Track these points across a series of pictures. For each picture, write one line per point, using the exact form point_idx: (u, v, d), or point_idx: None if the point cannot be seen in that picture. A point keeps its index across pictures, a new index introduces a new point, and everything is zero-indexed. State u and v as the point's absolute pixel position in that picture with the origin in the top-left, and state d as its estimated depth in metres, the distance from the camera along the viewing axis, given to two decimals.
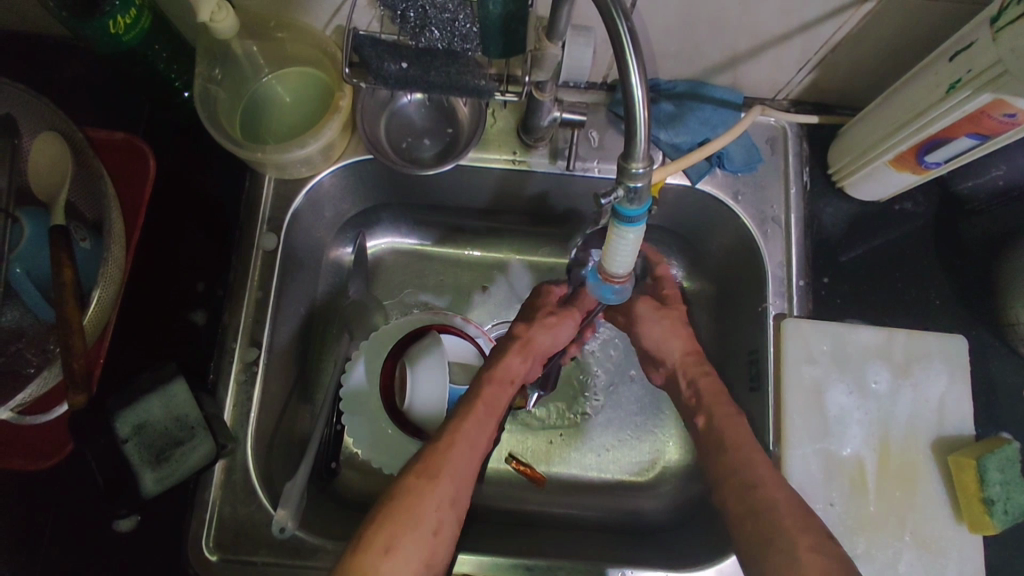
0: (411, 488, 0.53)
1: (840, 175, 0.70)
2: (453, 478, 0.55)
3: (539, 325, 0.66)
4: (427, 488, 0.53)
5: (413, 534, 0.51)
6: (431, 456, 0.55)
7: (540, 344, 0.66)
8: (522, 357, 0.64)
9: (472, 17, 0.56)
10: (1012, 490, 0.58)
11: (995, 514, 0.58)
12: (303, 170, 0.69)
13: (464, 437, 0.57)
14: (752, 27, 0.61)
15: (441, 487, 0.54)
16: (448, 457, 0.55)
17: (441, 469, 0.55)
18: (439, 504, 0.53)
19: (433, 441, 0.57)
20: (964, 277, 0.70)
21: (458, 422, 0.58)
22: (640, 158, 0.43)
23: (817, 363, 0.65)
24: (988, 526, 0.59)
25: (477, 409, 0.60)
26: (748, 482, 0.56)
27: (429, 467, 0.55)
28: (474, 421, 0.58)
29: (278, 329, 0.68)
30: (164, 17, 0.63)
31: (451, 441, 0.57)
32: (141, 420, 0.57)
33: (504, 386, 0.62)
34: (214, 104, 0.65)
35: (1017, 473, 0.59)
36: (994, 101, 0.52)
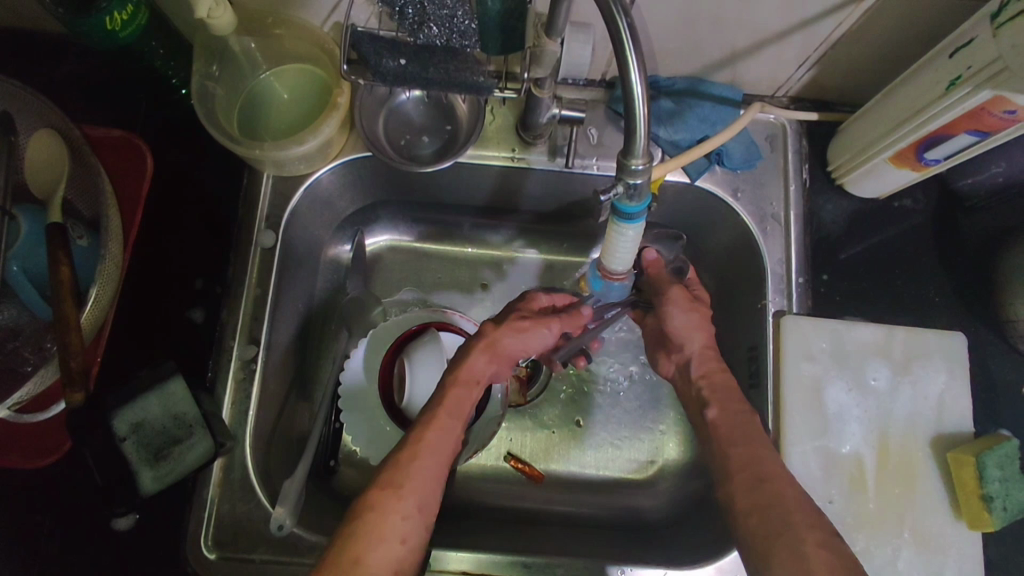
0: (375, 502, 0.50)
1: (840, 172, 0.70)
2: (420, 487, 0.52)
3: (509, 326, 0.62)
4: (392, 499, 0.50)
5: (379, 546, 0.48)
6: (393, 468, 0.52)
7: (508, 346, 0.62)
8: (488, 357, 0.61)
9: (471, 13, 0.55)
10: (1011, 486, 0.59)
11: (995, 511, 0.58)
12: (302, 167, 0.68)
13: (429, 447, 0.54)
14: (751, 23, 0.61)
15: (406, 498, 0.50)
16: (410, 468, 0.52)
17: (407, 478, 0.52)
18: (407, 514, 0.50)
19: (395, 453, 0.54)
20: (963, 274, 0.69)
21: (422, 430, 0.55)
22: (639, 155, 0.44)
23: (817, 360, 0.65)
24: (987, 523, 0.59)
25: (440, 415, 0.56)
26: (755, 477, 0.55)
27: (393, 477, 0.51)
28: (438, 427, 0.55)
29: (276, 327, 0.68)
30: (162, 14, 0.63)
31: (415, 452, 0.53)
32: (139, 418, 0.57)
33: (471, 389, 0.59)
34: (212, 102, 0.65)
35: (1016, 470, 0.59)
36: (994, 98, 0.51)
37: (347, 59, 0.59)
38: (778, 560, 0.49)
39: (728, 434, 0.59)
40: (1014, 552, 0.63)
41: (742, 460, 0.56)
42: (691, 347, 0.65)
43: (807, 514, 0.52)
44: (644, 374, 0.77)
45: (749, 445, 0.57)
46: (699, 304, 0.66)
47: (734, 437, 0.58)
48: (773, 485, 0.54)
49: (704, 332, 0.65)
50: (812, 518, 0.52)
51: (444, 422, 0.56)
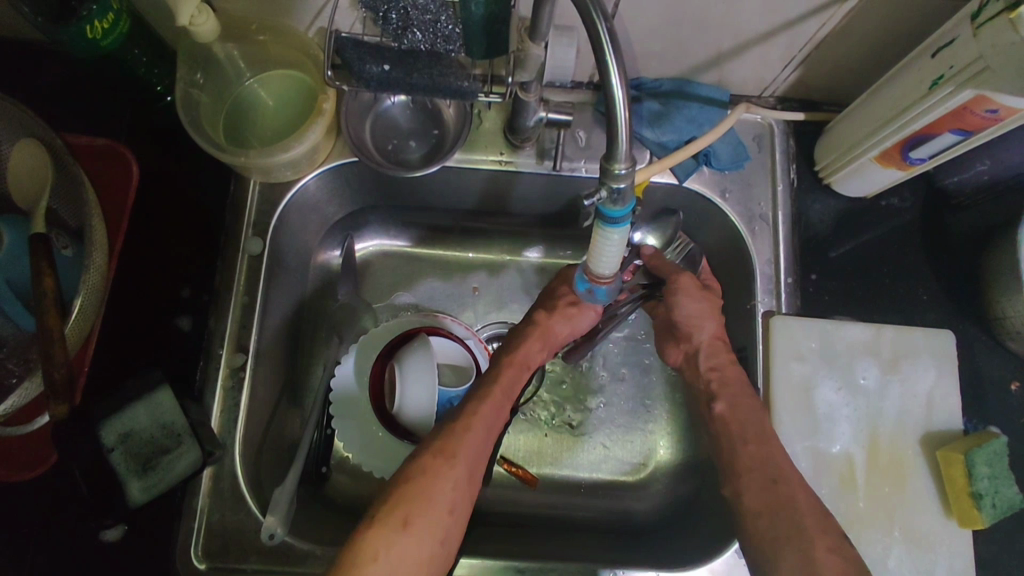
0: (428, 467, 0.52)
1: (827, 172, 0.70)
2: (471, 457, 0.54)
3: (560, 314, 0.65)
4: (444, 466, 0.52)
5: (429, 512, 0.49)
6: (449, 436, 0.54)
7: (558, 333, 0.65)
8: (541, 345, 0.64)
9: (453, 18, 0.57)
10: (999, 483, 0.59)
11: (984, 508, 0.59)
12: (289, 173, 0.68)
13: (481, 421, 0.56)
14: (735, 24, 0.61)
15: (458, 467, 0.52)
16: (465, 440, 0.54)
17: (460, 447, 0.54)
18: (458, 481, 0.52)
19: (450, 421, 0.56)
20: (951, 272, 0.70)
21: (476, 404, 0.57)
22: (622, 159, 0.44)
23: (805, 360, 0.65)
24: (977, 521, 0.59)
25: (494, 393, 0.59)
26: (767, 479, 0.55)
27: (450, 444, 0.53)
28: (491, 405, 0.57)
29: (264, 334, 0.67)
30: (143, 22, 0.62)
31: (468, 425, 0.55)
32: (128, 428, 0.57)
33: (523, 371, 0.62)
34: (196, 109, 0.64)
35: (1004, 466, 0.59)
36: (976, 97, 0.52)
37: (331, 65, 0.59)
38: (786, 562, 0.50)
39: (739, 432, 0.59)
40: (1005, 548, 0.63)
41: (755, 459, 0.57)
42: (700, 335, 0.66)
43: (822, 521, 0.53)
44: (635, 376, 0.77)
45: (763, 444, 0.58)
46: (709, 292, 0.67)
47: (747, 435, 0.59)
48: (782, 490, 0.54)
49: (714, 320, 0.66)
50: (800, 518, 0.52)
51: (496, 399, 0.58)
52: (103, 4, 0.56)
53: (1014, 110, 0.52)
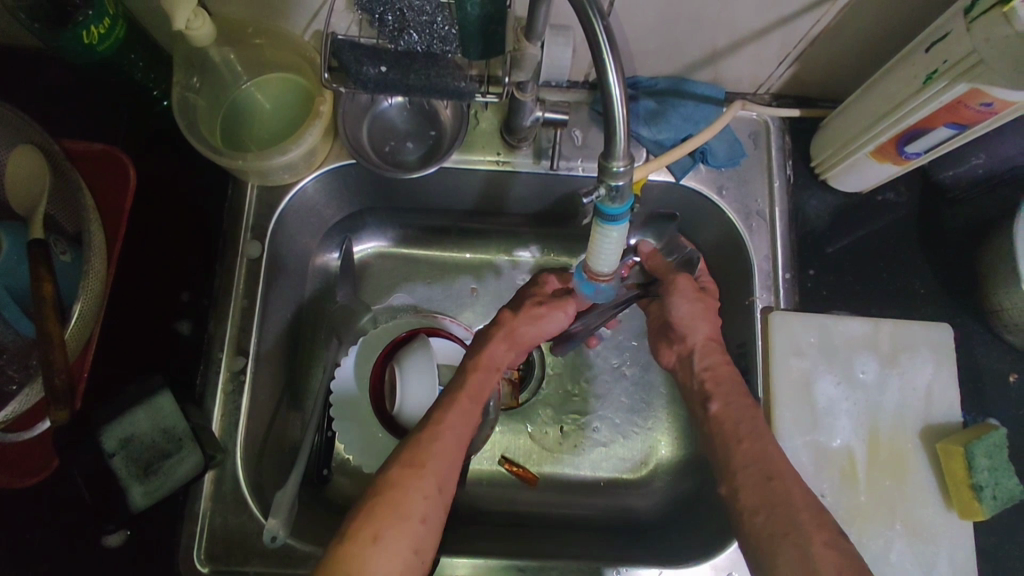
0: (396, 479, 0.51)
1: (823, 167, 0.71)
2: (440, 467, 0.52)
3: (525, 313, 0.63)
4: (413, 477, 0.51)
5: (400, 525, 0.48)
6: (415, 446, 0.53)
7: (526, 334, 0.63)
8: (507, 345, 0.62)
9: (450, 19, 0.56)
10: (1000, 476, 0.59)
11: (984, 500, 0.59)
12: (287, 176, 0.68)
13: (448, 428, 0.55)
14: (730, 22, 0.62)
15: (427, 477, 0.51)
16: (432, 449, 0.53)
17: (428, 458, 0.53)
18: (428, 492, 0.51)
19: (417, 432, 0.55)
20: (948, 265, 0.70)
21: (442, 412, 0.56)
22: (620, 157, 0.44)
23: (805, 355, 0.65)
24: (978, 512, 0.59)
25: (461, 398, 0.58)
26: (768, 473, 0.55)
27: (417, 456, 0.52)
28: (458, 410, 0.56)
29: (264, 338, 0.67)
30: (139, 26, 0.62)
31: (435, 434, 0.54)
32: (128, 433, 0.57)
33: (490, 375, 0.60)
34: (194, 113, 0.64)
35: (1004, 458, 0.59)
36: (969, 91, 0.52)
37: (328, 68, 0.60)
38: (782, 557, 0.50)
39: (736, 427, 0.59)
40: (1006, 540, 0.64)
41: (752, 454, 0.57)
42: (694, 338, 0.65)
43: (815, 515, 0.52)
44: (635, 374, 0.78)
45: (765, 439, 0.58)
46: (705, 295, 0.66)
47: (744, 430, 0.59)
48: (786, 484, 0.54)
49: (709, 323, 0.65)
50: (803, 512, 0.52)
51: (464, 406, 0.57)
52: (100, 9, 0.56)
53: (1008, 103, 0.52)
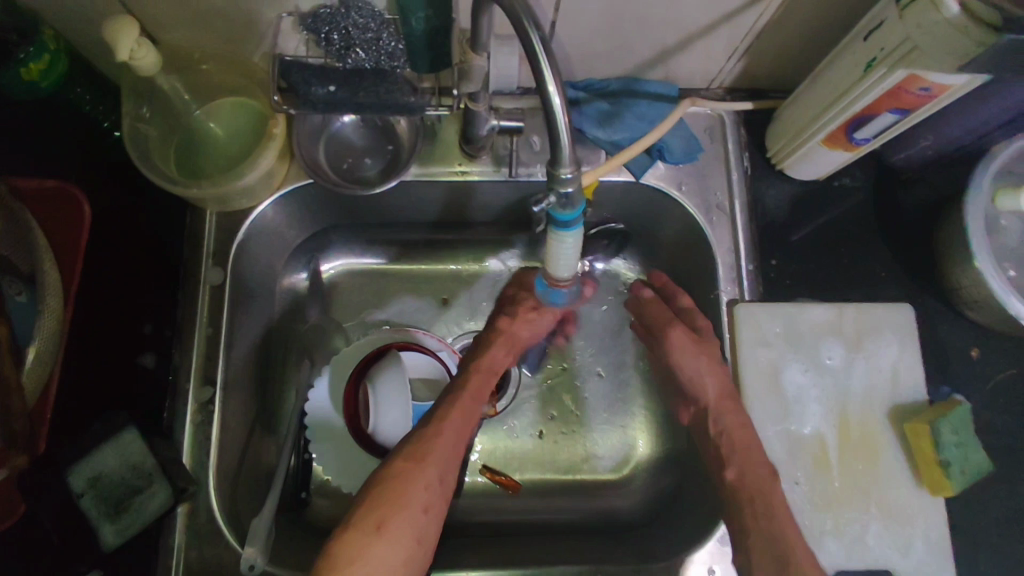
0: (399, 473, 0.54)
1: (778, 158, 0.71)
2: (441, 461, 0.56)
3: (521, 318, 0.67)
4: (415, 470, 0.54)
5: (402, 514, 0.52)
6: (419, 442, 0.57)
7: (521, 337, 0.67)
8: (506, 349, 0.66)
9: (396, 34, 0.58)
10: (965, 448, 0.61)
11: (952, 474, 0.60)
12: (246, 201, 0.68)
13: (450, 424, 0.58)
14: (675, 20, 0.62)
15: (428, 471, 0.55)
16: (435, 443, 0.57)
17: (431, 453, 0.56)
18: (431, 485, 0.54)
19: (420, 428, 0.58)
20: (907, 247, 0.71)
21: (445, 409, 0.59)
22: (567, 164, 0.44)
23: (771, 345, 0.66)
24: (948, 488, 0.61)
25: (464, 397, 0.61)
26: None
27: (420, 450, 0.56)
28: (460, 408, 0.60)
29: (232, 364, 0.67)
30: (83, 59, 0.62)
31: (438, 429, 0.58)
32: (96, 472, 0.56)
33: (490, 378, 0.64)
34: (145, 143, 0.63)
35: (967, 430, 0.61)
36: (908, 76, 0.53)
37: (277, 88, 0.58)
38: None
39: None
40: (978, 513, 0.65)
41: None
42: (706, 396, 0.65)
43: None
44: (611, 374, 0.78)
45: None
46: (704, 342, 0.66)
47: None
48: None
49: (718, 374, 0.65)
50: None
51: (465, 405, 0.60)
52: (40, 45, 0.56)
53: (945, 87, 0.52)
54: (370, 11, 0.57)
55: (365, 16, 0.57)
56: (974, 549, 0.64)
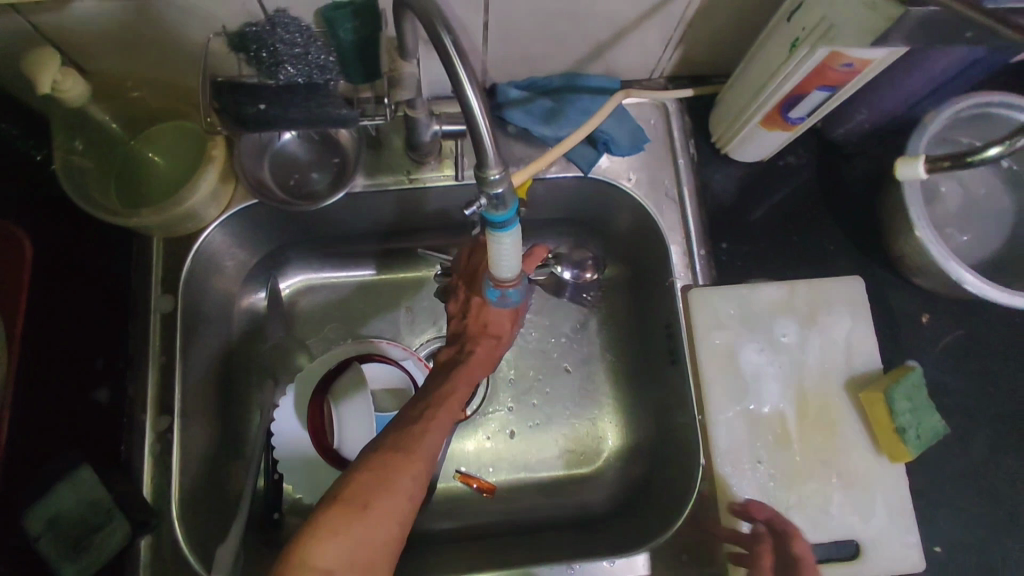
0: (389, 461, 0.54)
1: (722, 142, 0.72)
2: (428, 456, 0.56)
3: (500, 334, 0.68)
4: (405, 461, 0.55)
5: (388, 497, 0.52)
6: (409, 436, 0.57)
7: (499, 352, 0.68)
8: (486, 366, 0.67)
9: (324, 47, 0.56)
10: (920, 415, 0.62)
11: (908, 441, 0.61)
12: (191, 225, 0.67)
13: (438, 423, 0.59)
14: (605, 14, 0.61)
15: (416, 463, 0.55)
16: (423, 439, 0.57)
17: (419, 447, 0.56)
18: (417, 476, 0.54)
19: (407, 426, 0.59)
20: (850, 219, 0.74)
21: (433, 410, 0.60)
22: (493, 165, 0.43)
23: (726, 327, 0.66)
24: (904, 453, 0.62)
25: (449, 402, 0.62)
26: None
27: (409, 442, 0.56)
28: (446, 411, 0.61)
29: (189, 391, 0.67)
30: (8, 93, 0.61)
31: (427, 427, 0.58)
32: (53, 512, 0.54)
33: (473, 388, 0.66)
34: (80, 176, 0.62)
35: (923, 398, 0.62)
36: (830, 54, 0.53)
37: None
38: None
39: None
40: (929, 469, 0.68)
41: None
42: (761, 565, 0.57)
43: None
44: (578, 369, 0.78)
45: None
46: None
47: None
48: None
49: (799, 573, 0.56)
50: None
51: (451, 409, 0.62)
52: None
53: (866, 61, 0.52)
54: (297, 26, 0.56)
55: (292, 31, 0.56)
56: (924, 501, 0.68)
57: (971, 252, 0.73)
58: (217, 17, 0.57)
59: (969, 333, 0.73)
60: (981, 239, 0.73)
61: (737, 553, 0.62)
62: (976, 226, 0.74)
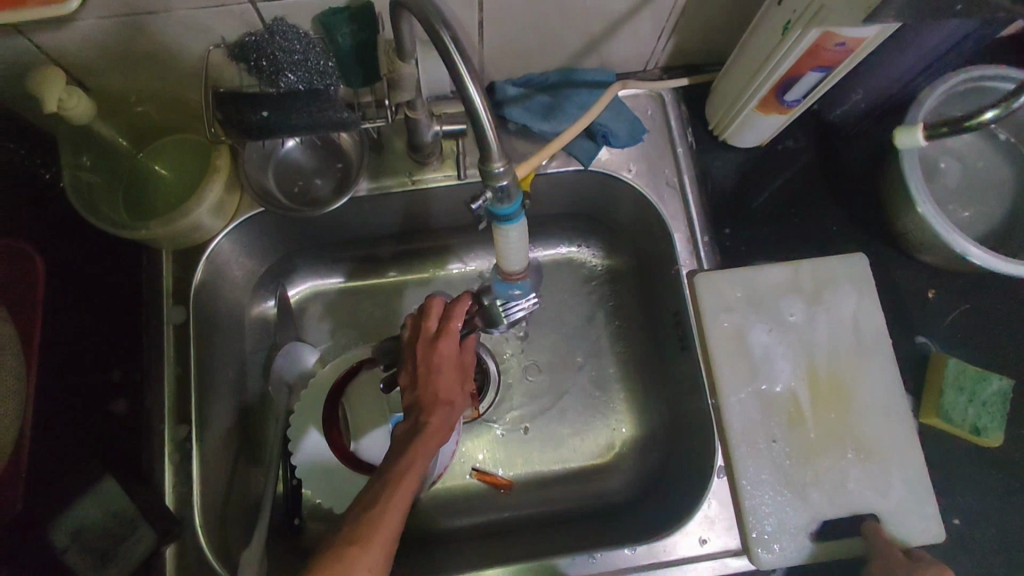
0: (341, 555, 0.45)
1: (720, 129, 0.73)
2: (388, 538, 0.47)
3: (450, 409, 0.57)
4: (361, 551, 0.45)
5: None
6: (363, 519, 0.47)
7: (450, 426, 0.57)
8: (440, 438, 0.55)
9: (324, 52, 0.57)
10: (970, 393, 0.67)
11: (946, 403, 0.67)
12: (198, 236, 0.67)
13: (398, 499, 0.49)
14: (596, 7, 0.62)
15: (374, 551, 0.46)
16: (383, 519, 0.47)
17: (376, 531, 0.47)
18: (375, 567, 0.45)
19: (363, 506, 0.49)
20: (850, 201, 0.75)
21: (389, 485, 0.50)
22: (497, 158, 0.44)
23: (734, 310, 0.67)
24: (933, 414, 0.68)
25: (409, 471, 0.51)
26: None
27: (363, 529, 0.47)
28: (405, 482, 0.50)
29: (205, 401, 0.67)
30: (14, 110, 0.61)
31: (384, 506, 0.48)
32: (77, 525, 0.54)
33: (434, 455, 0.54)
34: (88, 192, 0.63)
35: (969, 374, 0.67)
36: (823, 35, 0.53)
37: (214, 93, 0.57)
38: None
39: None
40: (942, 442, 0.69)
41: None
42: None
43: None
44: (590, 362, 0.78)
45: None
46: None
47: None
48: None
49: None
50: None
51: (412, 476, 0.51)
52: None
53: (859, 39, 0.53)
54: (294, 33, 0.57)
55: (291, 38, 0.57)
56: (938, 474, 0.68)
57: (973, 226, 0.73)
58: (216, 28, 0.58)
59: (975, 306, 0.73)
60: (984, 213, 0.73)
61: (758, 532, 0.62)
62: (978, 200, 0.74)
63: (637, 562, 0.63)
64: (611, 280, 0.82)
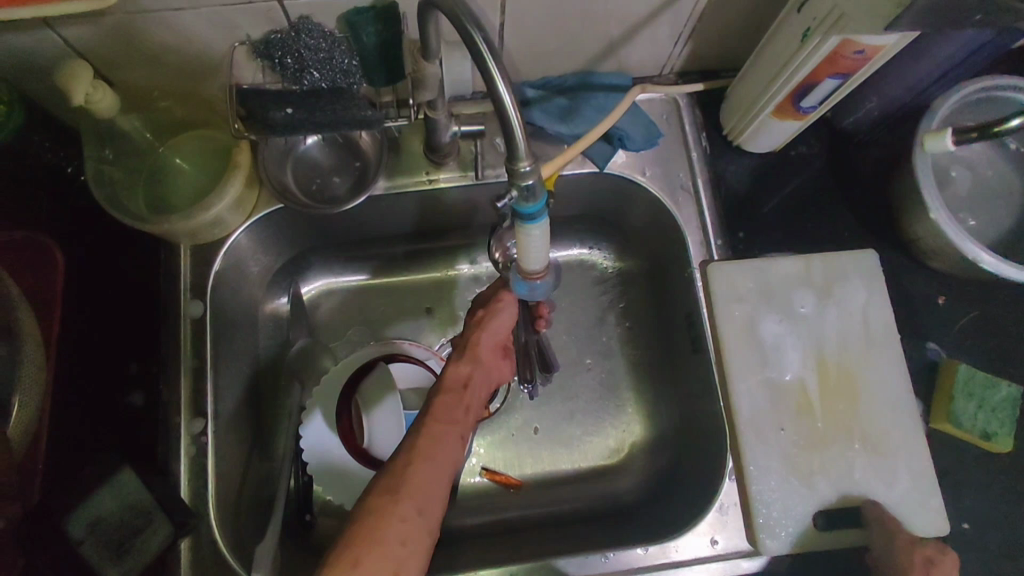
0: (375, 507, 0.46)
1: (734, 134, 0.74)
2: (417, 485, 0.48)
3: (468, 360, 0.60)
4: (391, 502, 0.46)
5: (378, 550, 0.44)
6: (394, 471, 0.49)
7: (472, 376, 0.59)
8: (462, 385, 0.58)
9: (348, 51, 0.58)
10: (980, 401, 0.68)
11: (957, 410, 0.68)
12: (217, 231, 0.68)
13: (426, 449, 0.51)
14: (616, 11, 0.63)
15: (405, 500, 0.47)
16: (413, 470, 0.49)
17: (405, 481, 0.48)
18: (410, 515, 0.46)
19: (394, 461, 0.50)
20: (861, 208, 0.76)
21: (415, 437, 0.52)
22: (524, 157, 0.44)
23: (746, 299, 0.67)
24: (944, 420, 0.68)
25: (435, 424, 0.53)
26: None
27: (393, 481, 0.48)
28: (431, 433, 0.52)
29: (220, 396, 0.68)
30: (41, 104, 0.62)
31: (412, 457, 0.50)
32: (94, 516, 0.54)
33: (459, 402, 0.56)
34: (110, 185, 0.64)
35: (978, 381, 0.68)
36: (842, 42, 0.54)
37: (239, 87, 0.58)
38: None
39: None
40: (951, 448, 0.70)
41: None
42: None
43: None
44: (601, 363, 0.79)
45: None
46: None
47: None
48: None
49: None
50: None
51: (442, 432, 0.53)
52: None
53: (878, 47, 0.54)
54: (319, 32, 0.57)
55: (316, 37, 0.57)
56: (947, 479, 0.69)
57: (983, 234, 0.74)
58: (241, 25, 0.58)
59: (983, 313, 0.74)
60: (994, 221, 0.74)
61: (765, 518, 0.62)
62: (988, 208, 0.75)
63: (649, 562, 0.63)
64: (623, 282, 0.82)
